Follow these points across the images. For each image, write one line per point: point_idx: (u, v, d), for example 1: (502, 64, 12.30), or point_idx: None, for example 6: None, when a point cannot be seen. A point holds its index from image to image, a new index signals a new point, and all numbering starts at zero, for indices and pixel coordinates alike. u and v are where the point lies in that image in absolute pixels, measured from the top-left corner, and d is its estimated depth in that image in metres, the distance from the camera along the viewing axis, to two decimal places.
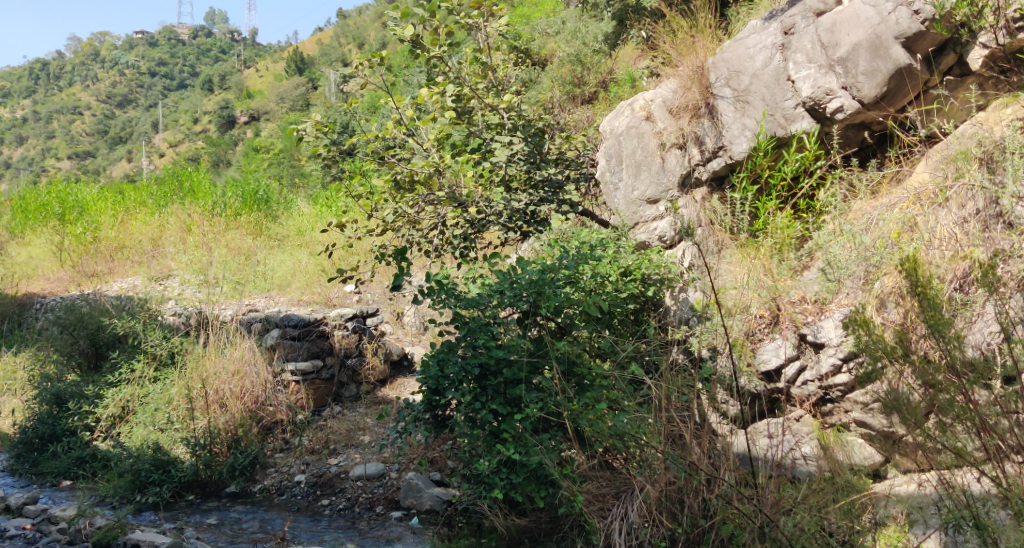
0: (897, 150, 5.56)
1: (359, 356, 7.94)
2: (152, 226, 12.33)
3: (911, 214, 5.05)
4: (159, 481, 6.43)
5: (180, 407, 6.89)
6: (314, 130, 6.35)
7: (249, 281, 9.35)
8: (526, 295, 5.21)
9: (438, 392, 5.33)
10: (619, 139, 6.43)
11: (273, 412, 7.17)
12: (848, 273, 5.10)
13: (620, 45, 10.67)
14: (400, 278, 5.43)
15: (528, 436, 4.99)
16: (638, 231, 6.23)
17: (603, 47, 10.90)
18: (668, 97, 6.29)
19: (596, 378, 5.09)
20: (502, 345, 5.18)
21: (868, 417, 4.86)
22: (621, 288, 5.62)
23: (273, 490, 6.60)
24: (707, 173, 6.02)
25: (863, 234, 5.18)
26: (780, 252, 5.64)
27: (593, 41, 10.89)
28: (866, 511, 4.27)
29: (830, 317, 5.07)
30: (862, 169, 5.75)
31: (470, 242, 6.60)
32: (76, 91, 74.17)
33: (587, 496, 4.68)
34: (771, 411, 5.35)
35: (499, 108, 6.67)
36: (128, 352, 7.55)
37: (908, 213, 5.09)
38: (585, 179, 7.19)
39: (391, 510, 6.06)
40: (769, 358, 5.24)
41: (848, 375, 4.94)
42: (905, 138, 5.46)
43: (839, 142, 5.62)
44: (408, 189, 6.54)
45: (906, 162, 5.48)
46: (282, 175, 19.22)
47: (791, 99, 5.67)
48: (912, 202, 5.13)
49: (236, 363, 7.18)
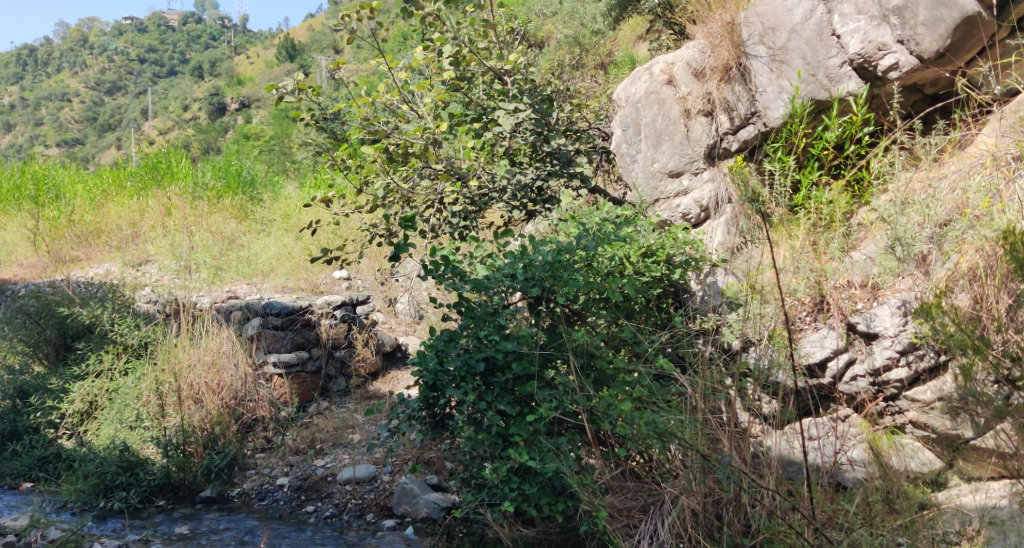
0: (965, 112, 4.90)
1: (348, 347, 7.21)
2: (131, 210, 11.55)
3: (996, 181, 4.37)
4: (126, 485, 5.79)
5: (151, 403, 6.22)
6: (296, 92, 5.74)
7: (230, 268, 8.86)
8: (538, 279, 4.52)
9: (437, 388, 4.59)
10: (637, 106, 5.79)
11: (254, 408, 6.50)
12: (913, 253, 4.48)
13: (623, 22, 9.97)
14: (403, 248, 4.85)
15: (541, 440, 4.31)
16: (660, 209, 5.60)
17: (604, 27, 10.08)
18: (693, 57, 5.65)
19: (617, 372, 4.45)
20: (512, 334, 4.52)
21: (929, 419, 4.32)
22: (644, 272, 4.93)
23: (253, 495, 5.94)
24: (737, 143, 5.37)
25: (932, 205, 4.53)
26: (825, 229, 5.01)
27: (592, 20, 10.06)
28: (934, 526, 3.74)
29: (885, 304, 4.49)
30: (924, 134, 5.09)
31: (471, 221, 5.93)
32: (65, 78, 72.94)
33: (612, 510, 4.06)
34: (814, 411, 4.76)
35: (503, 70, 6.02)
36: (97, 342, 6.88)
37: (990, 181, 4.41)
38: (597, 152, 6.52)
39: (383, 519, 5.43)
40: (812, 351, 4.64)
41: (907, 370, 4.39)
42: (977, 97, 4.79)
43: (896, 104, 4.97)
44: (401, 162, 5.94)
45: (975, 125, 4.84)
46: (271, 161, 18.36)
47: (836, 57, 5.03)
48: (992, 167, 4.47)
49: (211, 354, 6.48)
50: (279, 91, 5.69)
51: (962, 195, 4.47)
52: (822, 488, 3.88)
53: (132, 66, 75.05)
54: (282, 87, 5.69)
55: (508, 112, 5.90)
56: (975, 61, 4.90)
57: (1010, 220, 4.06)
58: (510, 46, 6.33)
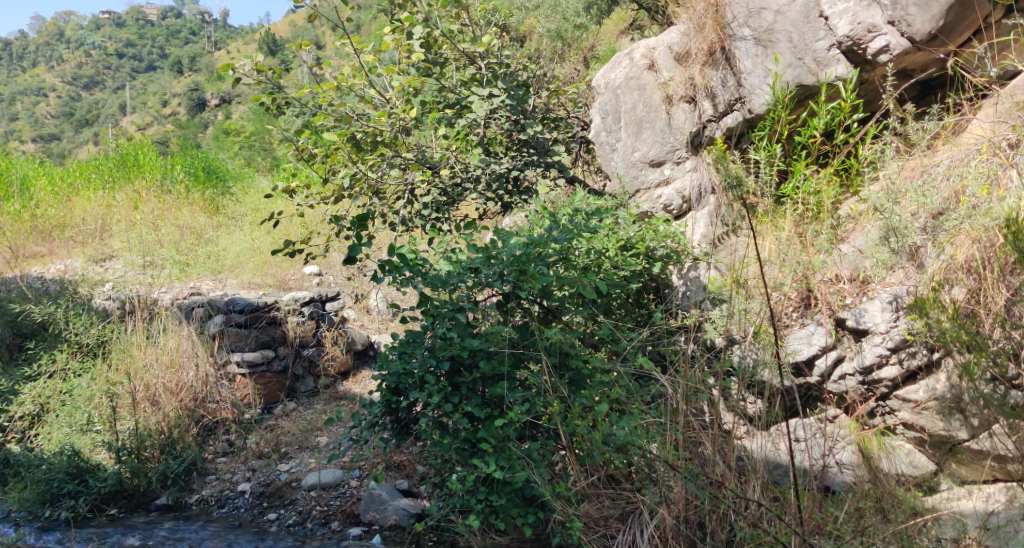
0: (961, 96, 4.65)
1: (316, 346, 6.89)
2: (97, 204, 10.98)
3: (995, 166, 4.13)
4: (74, 493, 5.48)
5: (103, 406, 5.91)
6: (256, 74, 5.32)
7: (197, 264, 8.52)
8: (509, 273, 4.24)
9: (399, 392, 4.27)
10: (616, 93, 5.51)
11: (215, 410, 6.19)
12: (906, 246, 4.23)
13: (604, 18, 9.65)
14: (356, 249, 4.44)
15: (512, 446, 4.03)
16: (640, 200, 5.35)
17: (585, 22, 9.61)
18: (675, 40, 5.39)
19: (593, 372, 4.17)
20: (480, 332, 4.23)
21: (921, 419, 4.10)
22: (622, 265, 4.67)
23: (212, 502, 5.63)
24: (720, 130, 5.11)
25: (928, 192, 4.29)
26: (813, 220, 4.76)
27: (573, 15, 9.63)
28: (928, 536, 3.53)
29: (875, 299, 4.26)
30: (919, 119, 4.85)
31: (443, 213, 5.70)
32: (41, 72, 71.63)
33: (587, 520, 3.85)
34: (802, 411, 4.52)
35: (476, 54, 5.73)
36: (49, 342, 6.55)
37: (988, 167, 4.17)
38: (575, 142, 6.20)
39: (349, 527, 5.13)
40: (799, 348, 4.39)
41: (898, 367, 4.15)
42: (973, 80, 4.54)
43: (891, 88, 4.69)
44: (370, 150, 5.67)
45: (971, 108, 4.59)
46: (249, 157, 17.96)
47: (824, 39, 4.78)
48: (990, 153, 4.24)
49: (170, 354, 6.18)
50: (236, 73, 5.29)
51: (958, 181, 4.22)
52: (808, 495, 3.66)
53: (110, 60, 74.02)
54: (239, 69, 5.29)
55: (481, 99, 5.64)
56: (971, 41, 4.64)
57: (1010, 208, 3.82)
58: (484, 30, 6.03)
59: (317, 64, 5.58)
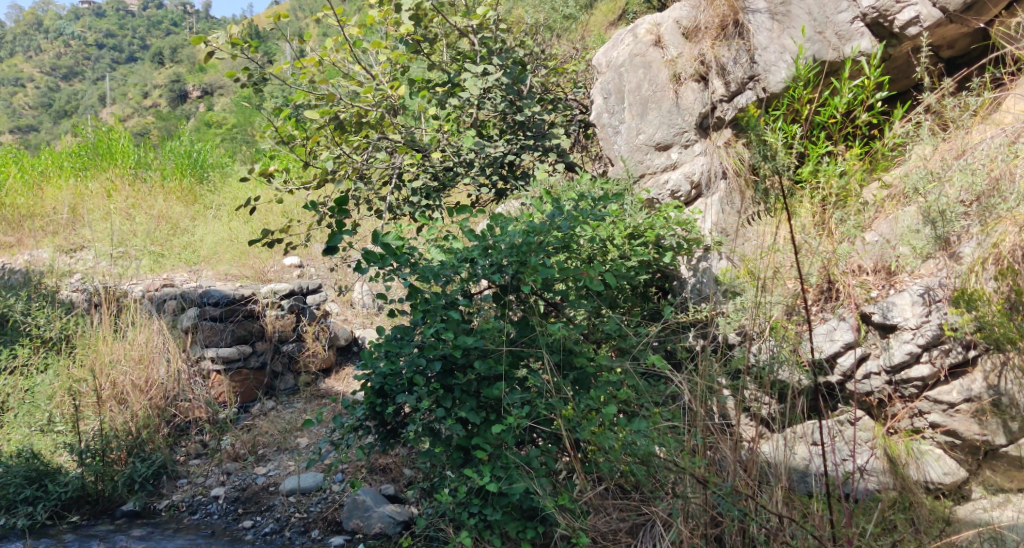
0: (1002, 69, 4.41)
1: (297, 341, 6.46)
2: (68, 191, 10.39)
3: None
4: (32, 499, 5.07)
5: (65, 404, 5.53)
6: (229, 47, 4.89)
7: (172, 254, 8.10)
8: (506, 264, 3.87)
9: (385, 394, 3.88)
10: (619, 71, 5.15)
11: (188, 409, 5.79)
12: (943, 234, 3.97)
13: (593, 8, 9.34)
14: (336, 237, 4.02)
15: (510, 453, 3.68)
16: (646, 185, 4.95)
17: (575, 11, 9.07)
18: (683, 14, 5.04)
19: (598, 370, 3.85)
20: (474, 329, 3.88)
21: (953, 423, 3.78)
22: (629, 256, 4.35)
23: (183, 508, 5.24)
24: (732, 111, 4.77)
25: (966, 177, 4.00)
26: (837, 206, 4.42)
27: (562, 5, 9.07)
28: None
29: (904, 292, 3.96)
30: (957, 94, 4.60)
31: (433, 200, 5.35)
32: (18, 62, 70.25)
33: (594, 535, 3.50)
34: (818, 412, 4.20)
35: (469, 29, 5.34)
36: (10, 336, 6.12)
37: None
38: (574, 126, 5.88)
39: (330, 536, 4.75)
40: (822, 345, 4.05)
41: (930, 366, 3.83)
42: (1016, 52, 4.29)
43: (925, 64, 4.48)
44: (353, 132, 5.28)
45: (1012, 82, 4.36)
46: (227, 146, 17.50)
47: (847, 11, 4.54)
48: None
49: (139, 348, 5.76)
50: (208, 45, 4.82)
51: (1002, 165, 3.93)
52: (838, 507, 3.35)
53: (89, 50, 72.91)
54: (212, 41, 4.83)
55: (475, 76, 5.27)
56: (1011, 11, 4.40)
57: None
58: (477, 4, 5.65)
59: (299, 39, 5.11)
